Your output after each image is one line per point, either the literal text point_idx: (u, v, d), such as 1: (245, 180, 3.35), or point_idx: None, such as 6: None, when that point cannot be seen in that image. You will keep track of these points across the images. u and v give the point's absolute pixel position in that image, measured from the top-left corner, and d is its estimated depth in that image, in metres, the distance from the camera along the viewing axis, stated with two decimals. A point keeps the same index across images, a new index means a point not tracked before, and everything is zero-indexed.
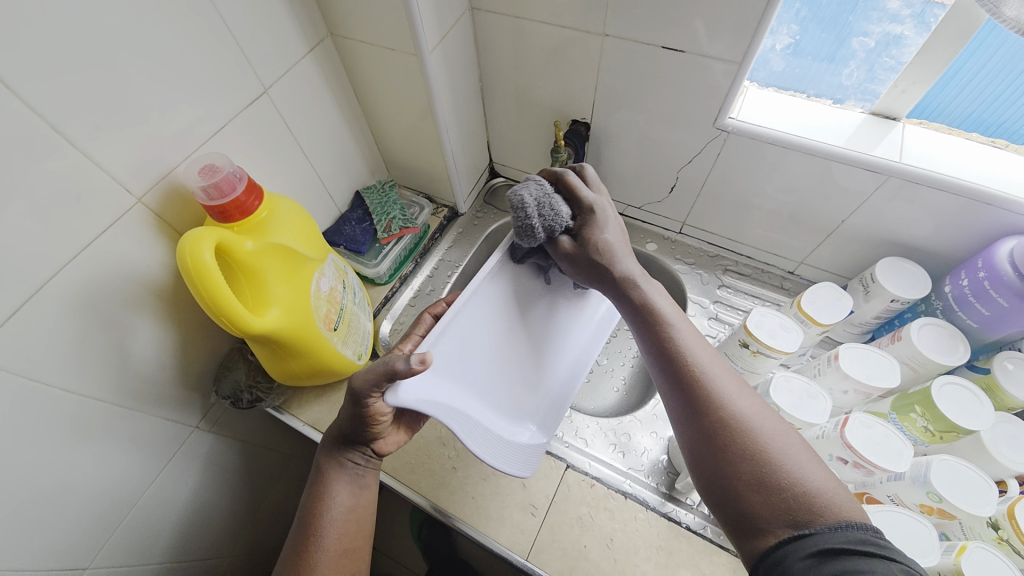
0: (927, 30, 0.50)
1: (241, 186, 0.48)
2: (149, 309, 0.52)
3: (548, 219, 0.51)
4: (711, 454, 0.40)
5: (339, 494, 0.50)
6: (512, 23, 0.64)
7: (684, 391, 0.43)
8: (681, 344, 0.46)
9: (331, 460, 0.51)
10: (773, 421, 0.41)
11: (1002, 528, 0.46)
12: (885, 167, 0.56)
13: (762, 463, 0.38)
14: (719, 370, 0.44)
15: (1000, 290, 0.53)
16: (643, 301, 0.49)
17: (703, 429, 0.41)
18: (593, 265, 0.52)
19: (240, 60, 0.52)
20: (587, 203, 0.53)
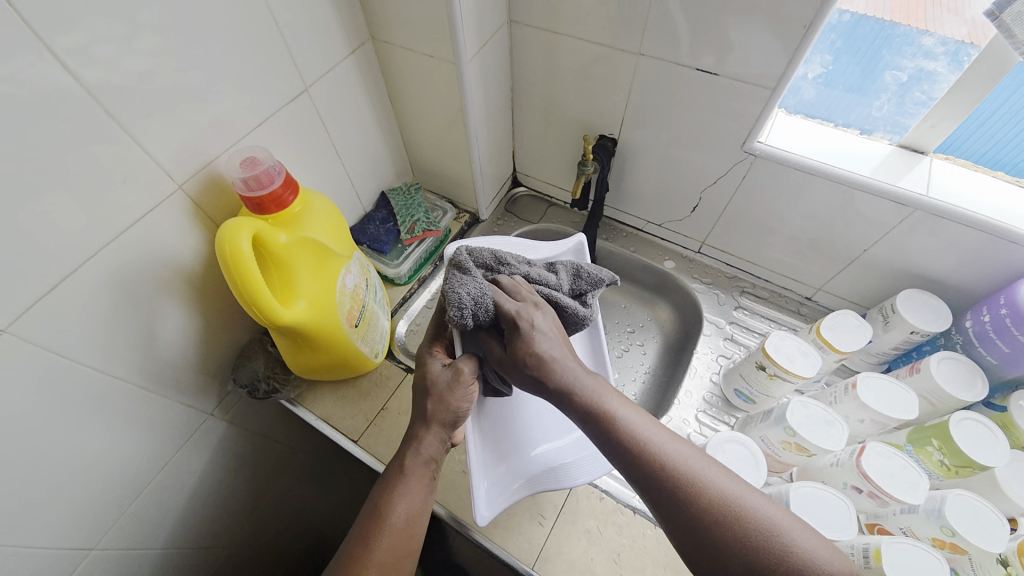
0: (959, 69, 0.51)
1: (280, 179, 0.49)
2: (178, 294, 0.53)
3: (470, 304, 0.46)
4: (696, 543, 0.38)
5: (413, 493, 0.47)
6: (548, 38, 0.65)
7: (656, 491, 0.39)
8: (637, 439, 0.41)
9: (415, 456, 0.48)
10: (754, 495, 0.39)
11: (1013, 566, 0.45)
12: (911, 199, 0.57)
13: (755, 546, 0.37)
14: (683, 450, 0.41)
15: (1019, 325, 0.53)
16: (589, 402, 0.43)
17: (685, 528, 0.38)
18: (524, 374, 0.46)
19: (286, 59, 0.53)
20: (511, 315, 0.47)
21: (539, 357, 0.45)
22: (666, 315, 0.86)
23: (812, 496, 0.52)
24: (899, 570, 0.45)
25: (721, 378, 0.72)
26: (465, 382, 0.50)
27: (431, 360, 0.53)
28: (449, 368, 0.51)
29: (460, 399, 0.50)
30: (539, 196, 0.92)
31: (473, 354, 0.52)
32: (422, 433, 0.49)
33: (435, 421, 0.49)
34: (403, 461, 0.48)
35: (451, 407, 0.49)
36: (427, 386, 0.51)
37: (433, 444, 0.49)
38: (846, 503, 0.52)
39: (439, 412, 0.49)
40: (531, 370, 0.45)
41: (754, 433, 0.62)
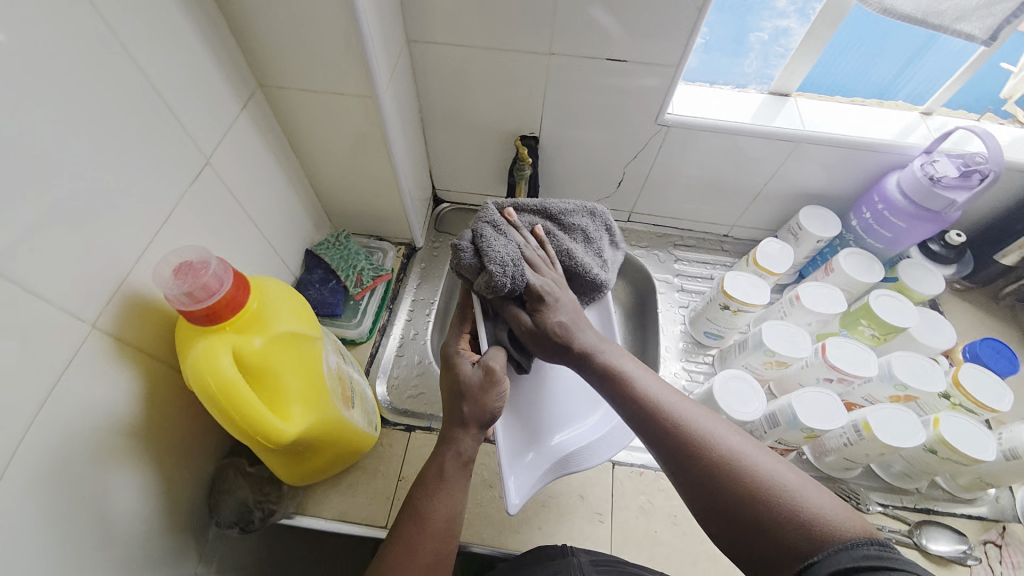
0: (807, 21, 0.62)
1: (230, 280, 0.40)
2: (124, 455, 0.41)
3: (508, 276, 0.48)
4: (710, 502, 0.38)
5: (451, 495, 0.46)
6: (452, 52, 0.63)
7: (667, 449, 0.41)
8: (652, 398, 0.43)
9: (454, 459, 0.47)
10: (759, 449, 0.40)
11: (953, 395, 0.61)
12: (797, 134, 0.67)
13: (760, 498, 0.36)
14: (699, 414, 0.42)
15: (896, 215, 0.67)
16: (605, 363, 0.46)
17: (694, 482, 0.39)
18: (550, 342, 0.49)
19: (178, 134, 0.43)
20: (535, 289, 0.50)
21: (553, 325, 0.49)
22: (619, 286, 0.91)
23: (809, 398, 0.61)
24: (884, 431, 0.57)
25: (687, 326, 0.79)
26: (497, 382, 0.49)
27: (461, 360, 0.51)
28: (479, 369, 0.50)
29: (494, 400, 0.48)
30: (464, 209, 0.90)
31: (497, 350, 0.51)
32: (460, 435, 0.48)
33: (472, 423, 0.48)
34: (440, 463, 0.47)
35: (486, 407, 0.48)
36: (458, 390, 0.49)
37: (471, 447, 0.48)
38: (828, 393, 0.61)
39: (477, 416, 0.48)
40: (554, 337, 0.49)
41: (738, 364, 0.70)
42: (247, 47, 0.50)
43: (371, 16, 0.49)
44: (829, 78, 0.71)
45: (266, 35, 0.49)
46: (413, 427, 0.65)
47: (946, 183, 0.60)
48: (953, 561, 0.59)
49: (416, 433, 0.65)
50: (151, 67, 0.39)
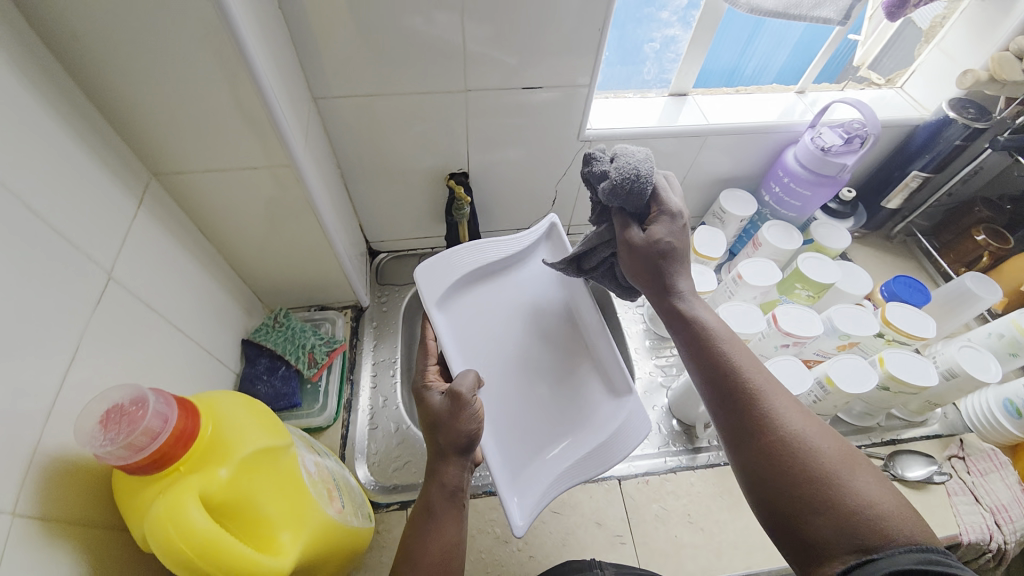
0: (690, 27, 0.67)
1: (175, 412, 0.34)
2: None
3: (639, 178, 0.45)
4: (766, 478, 0.38)
5: (448, 528, 0.42)
6: (365, 103, 0.60)
7: (740, 416, 0.40)
8: (734, 364, 0.42)
9: (440, 490, 0.44)
10: (834, 438, 0.38)
11: (885, 334, 0.69)
12: (704, 129, 0.73)
13: (824, 488, 0.35)
14: (778, 391, 0.41)
15: (800, 185, 0.74)
16: (692, 320, 0.46)
17: (759, 452, 0.39)
18: (653, 264, 0.47)
19: (69, 256, 0.36)
20: (670, 206, 0.47)
21: (662, 247, 0.46)
22: None
23: (777, 368, 0.65)
24: (845, 381, 0.62)
25: (648, 323, 0.82)
26: (466, 403, 0.45)
27: (428, 392, 0.48)
28: (447, 395, 0.46)
29: (467, 423, 0.44)
30: (403, 256, 0.86)
31: (467, 373, 0.47)
32: (443, 466, 0.45)
33: (452, 451, 0.44)
34: (426, 496, 0.44)
35: (461, 433, 0.44)
36: (433, 421, 0.46)
37: (456, 476, 0.44)
38: (790, 359, 0.66)
39: (455, 444, 0.44)
40: (658, 258, 0.47)
41: None
42: (132, 139, 0.43)
43: (274, 83, 0.45)
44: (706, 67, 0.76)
45: (153, 122, 0.43)
46: (408, 501, 0.60)
47: (836, 150, 0.68)
48: (928, 483, 0.66)
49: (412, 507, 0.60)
50: (20, 186, 0.32)
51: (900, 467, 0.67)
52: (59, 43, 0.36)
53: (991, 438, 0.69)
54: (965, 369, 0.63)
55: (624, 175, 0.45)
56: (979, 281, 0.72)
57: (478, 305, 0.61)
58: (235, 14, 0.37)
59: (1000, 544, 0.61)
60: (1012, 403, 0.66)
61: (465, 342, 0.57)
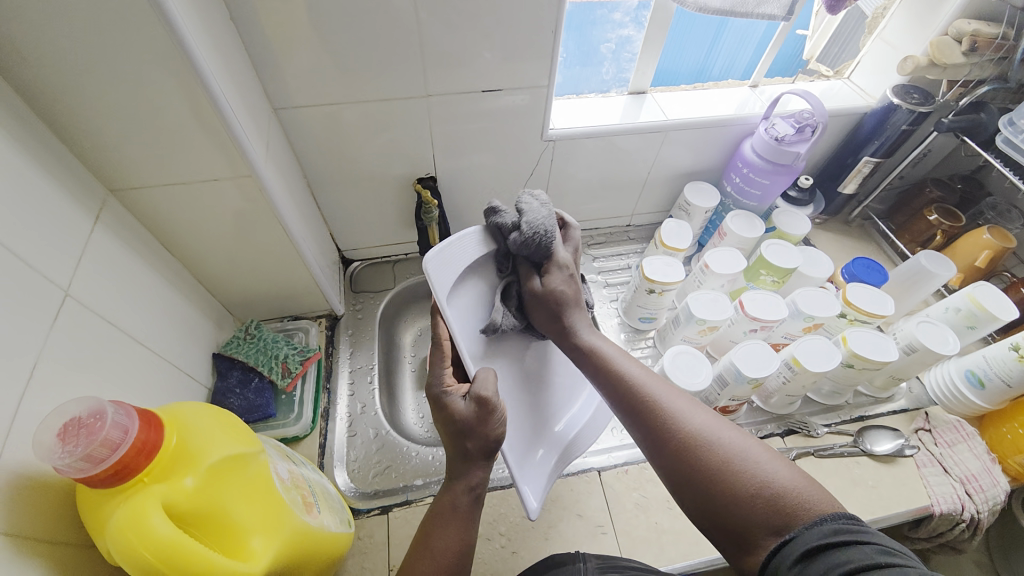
0: (643, 27, 0.70)
1: (135, 423, 0.34)
2: None
3: (548, 226, 0.50)
4: (687, 481, 0.41)
5: (458, 526, 0.47)
6: (325, 113, 0.60)
7: (647, 427, 0.44)
8: (635, 380, 0.46)
9: (465, 490, 0.49)
10: (733, 429, 0.42)
11: (847, 313, 0.71)
12: (663, 124, 0.75)
13: (736, 479, 0.39)
14: (679, 396, 0.45)
15: (759, 175, 0.76)
16: (586, 344, 0.50)
17: (672, 457, 0.42)
18: (548, 312, 0.51)
19: (25, 275, 0.36)
20: (564, 261, 0.52)
21: (558, 296, 0.51)
22: None
23: (746, 350, 0.66)
24: (810, 361, 0.64)
25: (623, 316, 0.83)
26: (494, 410, 0.47)
27: (452, 397, 0.48)
28: (472, 401, 0.47)
29: (495, 427, 0.47)
30: (377, 263, 0.86)
31: (487, 374, 0.48)
32: (471, 469, 0.49)
33: (480, 456, 0.48)
34: (451, 495, 0.49)
35: (490, 439, 0.47)
36: (458, 428, 0.47)
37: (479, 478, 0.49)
38: (758, 342, 0.67)
39: (483, 448, 0.48)
40: (556, 307, 0.51)
41: (677, 338, 0.74)
42: (85, 155, 0.43)
43: (229, 94, 0.45)
44: (670, 69, 0.79)
45: (106, 138, 0.42)
46: (389, 506, 0.60)
47: (789, 140, 0.71)
48: (897, 456, 0.68)
49: (394, 512, 0.60)
50: None
51: (869, 443, 0.69)
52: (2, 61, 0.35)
53: (957, 410, 0.70)
54: (923, 343, 0.65)
55: (534, 229, 0.49)
56: (934, 259, 0.74)
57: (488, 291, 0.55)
58: (183, 27, 0.38)
59: (973, 514, 0.63)
60: (973, 374, 0.68)
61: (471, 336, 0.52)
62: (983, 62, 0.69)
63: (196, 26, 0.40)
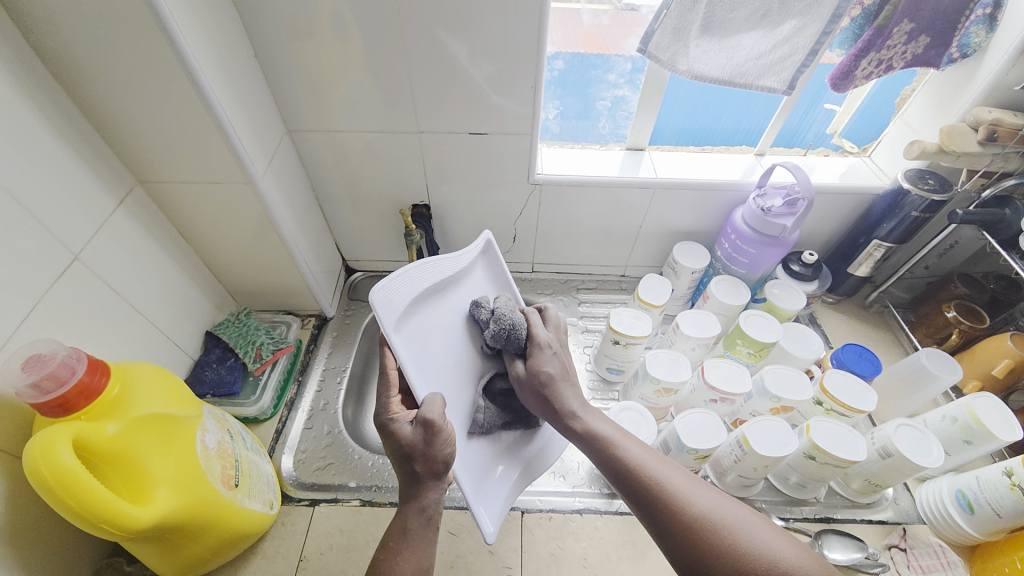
0: (637, 89, 0.73)
1: (83, 367, 0.42)
2: None
3: (507, 319, 0.53)
4: (698, 566, 0.38)
5: (416, 551, 0.45)
6: (331, 139, 0.70)
7: (652, 512, 0.42)
8: (634, 460, 0.45)
9: (418, 514, 0.46)
10: (735, 504, 0.41)
11: (823, 401, 0.66)
12: (651, 181, 0.76)
13: (743, 557, 0.37)
14: (678, 475, 0.43)
15: (747, 244, 0.75)
16: (585, 428, 0.49)
17: (680, 543, 0.40)
18: (539, 395, 0.51)
19: (41, 236, 0.46)
20: (544, 339, 0.53)
21: (542, 375, 0.51)
22: None
23: (693, 419, 0.64)
24: (760, 443, 0.60)
25: (593, 364, 0.83)
26: (440, 431, 0.46)
27: (398, 423, 0.48)
28: (418, 425, 0.46)
29: (442, 449, 0.46)
30: (377, 276, 0.94)
31: (434, 396, 0.47)
32: (422, 491, 0.47)
33: (429, 477, 0.46)
34: (403, 519, 0.46)
35: (438, 462, 0.46)
36: (406, 453, 0.47)
37: (435, 498, 0.47)
38: (710, 413, 0.65)
39: (432, 471, 0.46)
40: (542, 389, 0.51)
41: (635, 394, 0.73)
42: (121, 153, 0.54)
43: (235, 117, 0.54)
44: (738, 129, 0.79)
45: (138, 143, 0.54)
46: (318, 500, 0.65)
47: (776, 211, 0.70)
48: (857, 569, 0.61)
49: (321, 506, 0.64)
50: (10, 180, 0.43)
51: (825, 547, 0.63)
52: (65, 79, 0.47)
53: (945, 534, 0.63)
54: (898, 449, 0.59)
55: (501, 329, 0.53)
56: (936, 358, 0.68)
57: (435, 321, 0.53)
58: (197, 67, 0.47)
59: None
60: (963, 497, 0.60)
61: (425, 361, 0.50)
62: (1006, 153, 0.65)
63: (210, 64, 0.50)
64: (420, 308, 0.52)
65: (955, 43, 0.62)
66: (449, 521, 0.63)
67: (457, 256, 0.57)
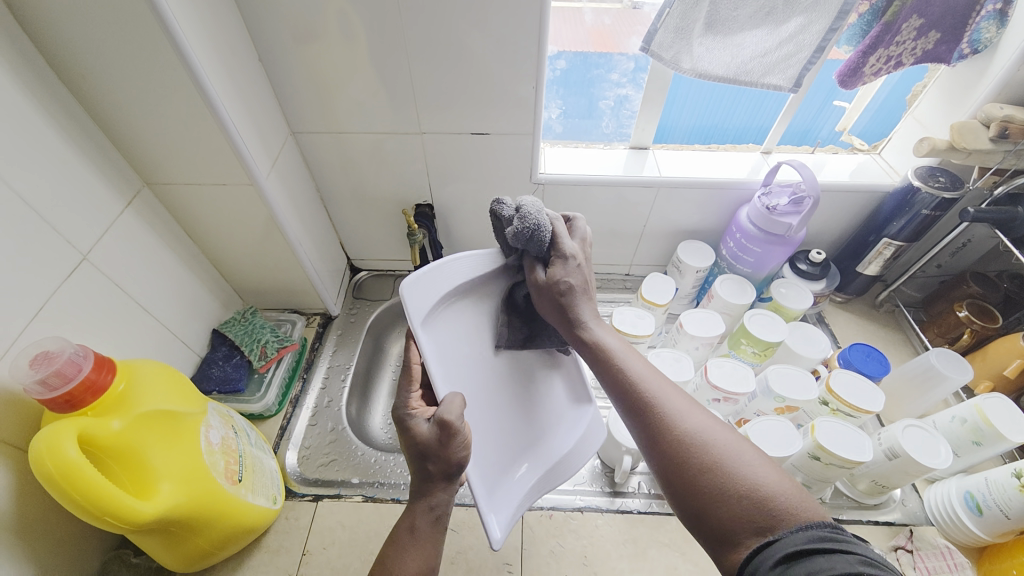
0: (640, 88, 0.72)
1: (89, 364, 0.42)
2: None
3: (535, 221, 0.44)
4: (676, 480, 0.38)
5: (424, 549, 0.47)
6: (335, 140, 0.70)
7: (641, 422, 0.41)
8: (631, 373, 0.43)
9: (426, 513, 0.48)
10: (727, 430, 0.39)
11: (829, 402, 0.65)
12: (654, 179, 0.76)
13: (724, 477, 0.36)
14: (673, 394, 0.42)
15: (752, 242, 0.74)
16: (592, 341, 0.45)
17: (663, 455, 0.39)
18: (555, 304, 0.47)
19: (49, 235, 0.47)
20: (570, 252, 0.47)
21: (564, 287, 0.46)
22: None
23: None
24: (765, 444, 0.60)
25: None
26: (456, 433, 0.44)
27: (416, 420, 0.47)
28: (435, 425, 0.45)
29: (457, 451, 0.45)
30: (381, 275, 0.95)
31: (455, 399, 0.45)
32: (432, 490, 0.48)
33: (440, 477, 0.46)
34: (412, 517, 0.47)
35: (452, 462, 0.46)
36: (420, 451, 0.46)
37: (445, 499, 0.48)
38: None
39: (443, 471, 0.46)
40: (562, 299, 0.46)
41: None
42: (129, 154, 0.56)
43: (239, 118, 0.55)
44: (746, 125, 0.78)
45: (144, 145, 0.54)
46: (321, 496, 0.65)
47: (782, 210, 0.69)
48: None
49: (324, 502, 0.65)
50: (20, 181, 0.44)
51: None
52: (74, 83, 0.48)
53: (953, 535, 0.62)
54: (906, 451, 0.58)
55: (523, 232, 0.44)
56: (948, 358, 0.67)
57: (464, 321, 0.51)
58: (200, 69, 0.48)
59: None
60: (972, 497, 0.59)
61: (447, 360, 0.48)
62: (1018, 150, 0.63)
63: (213, 67, 0.50)
64: (451, 304, 0.50)
65: (965, 39, 0.61)
66: (449, 518, 0.63)
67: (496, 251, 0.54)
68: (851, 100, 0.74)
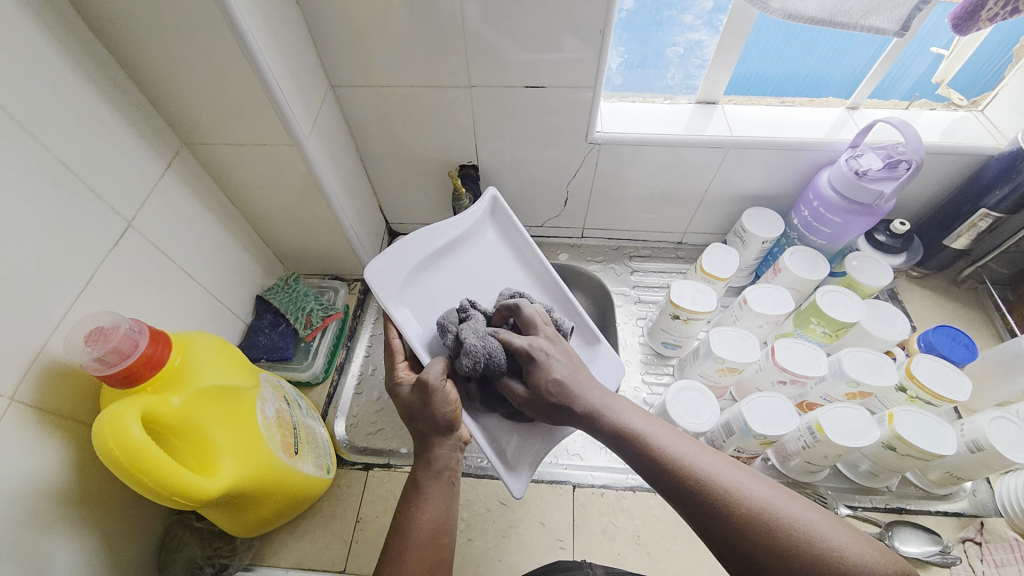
0: (717, 32, 0.64)
1: (144, 339, 0.41)
2: (64, 518, 0.42)
3: (473, 346, 0.45)
4: (757, 561, 0.35)
5: (432, 504, 0.43)
6: (376, 94, 0.65)
7: (703, 511, 0.37)
8: (677, 457, 0.39)
9: (427, 469, 0.45)
10: (790, 498, 0.37)
11: (908, 388, 0.61)
12: (723, 140, 0.68)
13: (811, 557, 0.34)
14: (724, 467, 0.38)
15: (831, 212, 0.67)
16: (616, 425, 0.42)
17: (740, 543, 0.35)
18: (552, 412, 0.45)
19: (94, 203, 0.44)
20: (525, 352, 0.45)
21: (554, 391, 0.44)
22: (582, 302, 0.91)
23: (759, 404, 0.60)
24: (836, 431, 0.56)
25: (647, 337, 0.79)
26: (433, 391, 0.44)
27: (400, 386, 0.48)
28: (415, 387, 0.46)
29: (441, 407, 0.45)
30: None
31: (434, 361, 0.46)
32: (432, 446, 0.46)
33: (432, 433, 0.45)
34: (415, 473, 0.45)
35: (437, 420, 0.45)
36: (409, 413, 0.47)
37: (447, 455, 0.45)
38: (780, 398, 0.61)
39: (434, 428, 0.45)
40: (553, 402, 0.44)
41: (694, 372, 0.69)
42: (164, 112, 0.52)
43: (279, 71, 0.50)
44: (824, 72, 0.70)
45: (177, 101, 0.50)
46: (371, 465, 0.65)
47: (873, 175, 0.61)
48: (929, 563, 0.59)
49: (375, 471, 0.65)
50: (59, 145, 0.41)
51: (898, 540, 0.60)
52: (102, 31, 0.43)
53: (1022, 526, 0.59)
54: (992, 443, 0.54)
55: (475, 361, 0.45)
56: None
57: (442, 280, 0.58)
58: (239, 15, 0.43)
59: None
60: None
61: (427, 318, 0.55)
62: None
63: (252, 12, 0.45)
64: (427, 274, 0.58)
65: None
66: (500, 491, 0.63)
67: (461, 217, 0.61)
68: (951, 47, 0.65)
